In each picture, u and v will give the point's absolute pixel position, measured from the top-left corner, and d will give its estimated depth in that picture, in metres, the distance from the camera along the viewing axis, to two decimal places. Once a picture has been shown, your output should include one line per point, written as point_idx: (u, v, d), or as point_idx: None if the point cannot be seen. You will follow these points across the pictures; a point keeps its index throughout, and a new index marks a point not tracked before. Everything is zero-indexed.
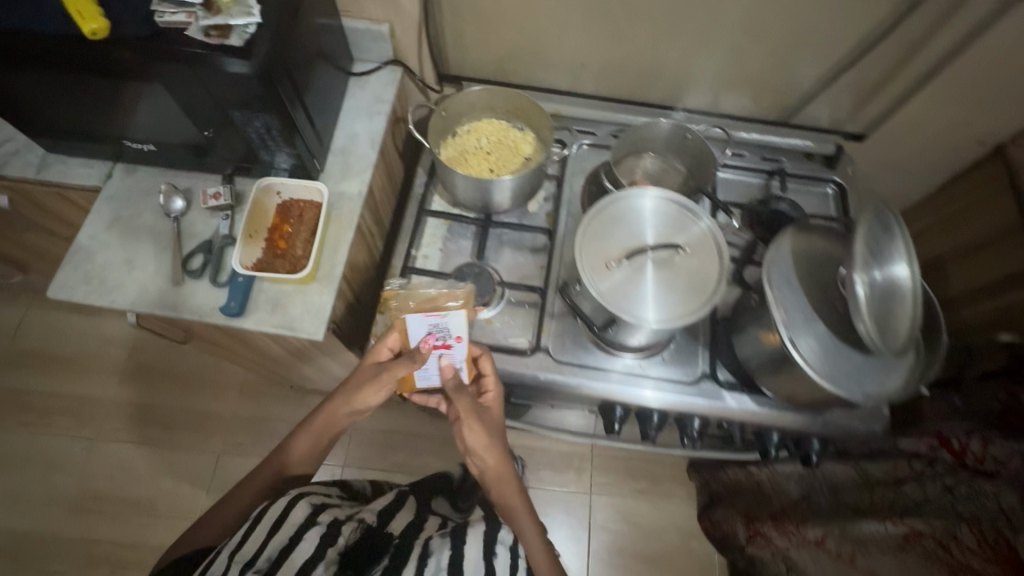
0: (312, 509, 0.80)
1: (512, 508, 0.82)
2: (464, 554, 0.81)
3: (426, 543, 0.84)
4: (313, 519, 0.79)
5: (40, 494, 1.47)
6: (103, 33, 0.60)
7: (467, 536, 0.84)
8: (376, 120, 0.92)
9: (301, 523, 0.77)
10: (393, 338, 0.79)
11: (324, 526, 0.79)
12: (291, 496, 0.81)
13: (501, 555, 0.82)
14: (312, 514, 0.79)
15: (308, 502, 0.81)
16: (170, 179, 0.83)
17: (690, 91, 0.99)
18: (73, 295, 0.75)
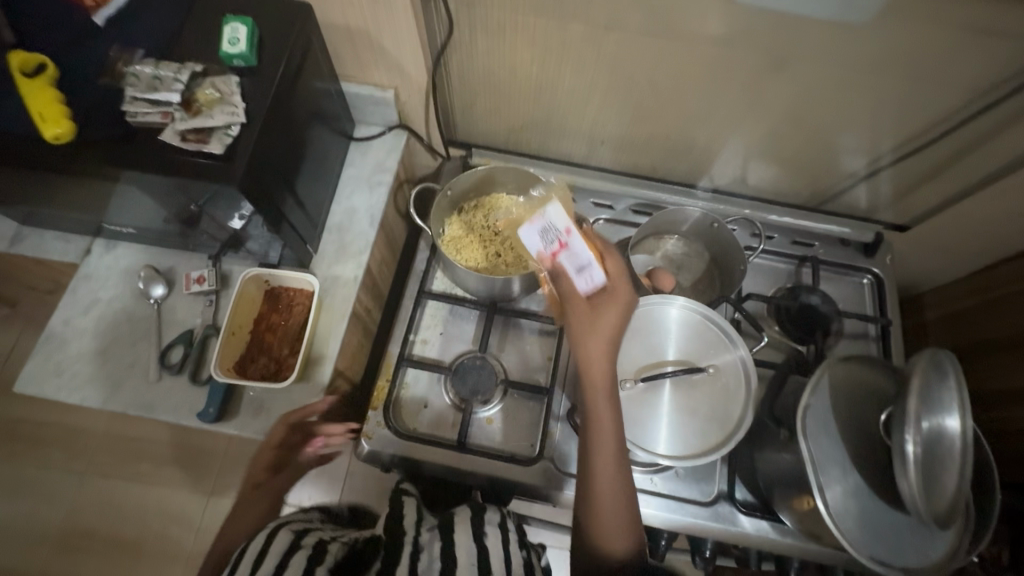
0: (294, 534, 0.60)
1: (602, 464, 0.60)
2: (454, 541, 0.63)
3: (413, 538, 0.64)
4: (295, 545, 0.57)
5: (25, 528, 1.38)
6: (69, 137, 0.53)
7: (453, 527, 0.65)
8: (377, 193, 0.85)
9: (281, 557, 0.55)
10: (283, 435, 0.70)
11: (307, 551, 0.57)
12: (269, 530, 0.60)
13: (493, 535, 0.66)
14: (295, 541, 0.58)
15: (288, 530, 0.60)
16: (152, 258, 0.77)
17: (718, 168, 0.91)
18: (41, 390, 0.69)
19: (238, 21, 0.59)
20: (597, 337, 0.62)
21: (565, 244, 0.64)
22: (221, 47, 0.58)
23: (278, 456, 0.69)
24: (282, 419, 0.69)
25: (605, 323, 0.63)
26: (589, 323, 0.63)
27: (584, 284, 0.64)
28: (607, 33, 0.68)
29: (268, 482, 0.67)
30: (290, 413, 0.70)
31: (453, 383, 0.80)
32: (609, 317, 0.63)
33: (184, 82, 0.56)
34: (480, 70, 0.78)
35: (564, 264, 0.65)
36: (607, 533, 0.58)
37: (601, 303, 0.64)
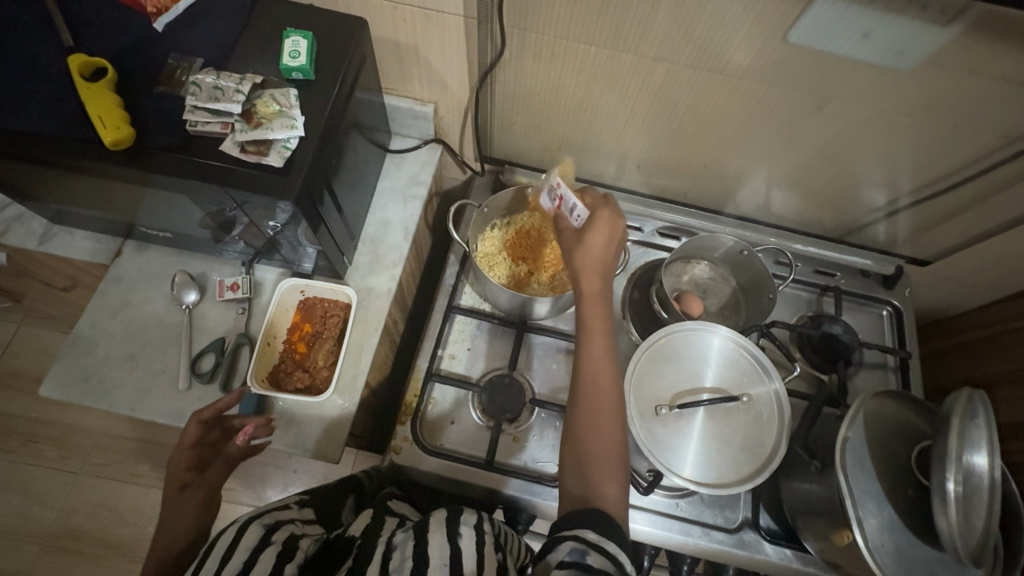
0: (266, 529, 0.57)
1: (596, 392, 0.59)
2: (429, 543, 0.56)
3: (389, 540, 0.59)
4: (266, 540, 0.56)
5: (10, 527, 1.27)
6: (126, 144, 0.53)
7: (428, 526, 0.59)
8: (411, 206, 0.85)
9: (249, 555, 0.53)
10: (189, 443, 0.61)
11: (279, 547, 0.56)
12: (240, 519, 0.57)
13: (468, 535, 0.58)
14: (267, 536, 0.56)
15: (260, 524, 0.57)
16: (186, 263, 0.77)
17: (743, 196, 0.93)
18: (67, 394, 0.68)
19: (299, 35, 0.60)
20: (586, 260, 0.63)
21: (561, 196, 0.67)
22: (282, 59, 0.59)
23: (198, 456, 0.62)
24: (196, 415, 0.62)
25: (593, 246, 0.63)
26: (578, 246, 0.64)
27: (574, 222, 0.67)
28: (654, 63, 0.69)
29: (196, 479, 0.60)
30: (203, 410, 0.63)
31: (481, 400, 0.79)
32: (597, 239, 0.63)
33: (245, 93, 0.56)
34: (521, 92, 0.79)
35: (564, 212, 0.68)
36: (600, 473, 0.56)
37: (587, 228, 0.64)
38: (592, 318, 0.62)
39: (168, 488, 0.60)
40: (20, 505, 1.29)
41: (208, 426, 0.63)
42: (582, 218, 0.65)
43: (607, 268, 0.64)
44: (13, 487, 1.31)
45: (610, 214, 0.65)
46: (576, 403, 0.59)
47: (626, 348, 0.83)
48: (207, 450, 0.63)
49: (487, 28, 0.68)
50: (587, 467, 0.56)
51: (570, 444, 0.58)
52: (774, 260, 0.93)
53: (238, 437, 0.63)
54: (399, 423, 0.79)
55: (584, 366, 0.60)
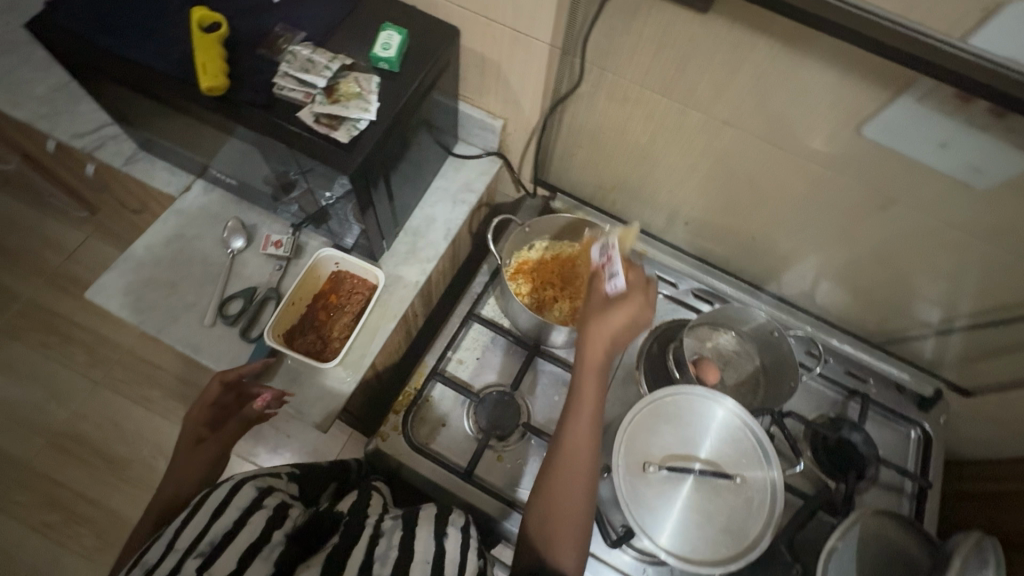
0: (259, 492, 0.59)
1: (575, 464, 0.59)
2: (415, 536, 0.57)
3: (376, 524, 0.59)
4: (258, 503, 0.57)
5: (26, 415, 1.36)
6: (219, 92, 0.58)
7: (418, 519, 0.59)
8: (459, 210, 0.88)
9: (240, 514, 0.55)
10: (204, 400, 0.68)
11: (270, 512, 0.57)
12: (233, 479, 0.59)
13: (454, 537, 0.58)
14: (257, 499, 0.58)
15: (254, 486, 0.60)
16: (241, 212, 0.82)
17: (787, 278, 0.91)
18: (107, 303, 0.74)
19: (394, 31, 0.65)
20: (598, 335, 0.62)
21: (610, 258, 0.65)
22: (373, 49, 0.63)
23: (213, 415, 0.68)
24: (218, 376, 0.68)
25: (610, 323, 0.62)
26: (596, 319, 0.63)
27: (608, 288, 0.64)
28: (724, 128, 0.70)
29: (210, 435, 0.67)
30: (226, 372, 0.69)
31: (477, 410, 0.80)
32: (617, 318, 0.62)
33: (332, 71, 0.61)
34: (587, 125, 0.81)
35: (604, 273, 0.66)
36: (563, 539, 0.57)
37: (613, 304, 0.62)
38: (585, 388, 0.62)
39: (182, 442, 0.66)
40: (41, 397, 1.38)
41: (227, 387, 0.68)
42: (617, 290, 0.63)
43: (619, 347, 0.63)
44: (39, 379, 1.40)
45: (643, 301, 0.62)
46: (551, 466, 0.60)
47: (631, 400, 0.82)
48: (222, 412, 0.69)
49: (570, 61, 0.71)
50: (552, 533, 0.57)
51: (539, 502, 0.59)
52: (805, 349, 0.89)
53: (255, 402, 0.69)
54: (393, 412, 0.80)
55: (567, 436, 0.60)
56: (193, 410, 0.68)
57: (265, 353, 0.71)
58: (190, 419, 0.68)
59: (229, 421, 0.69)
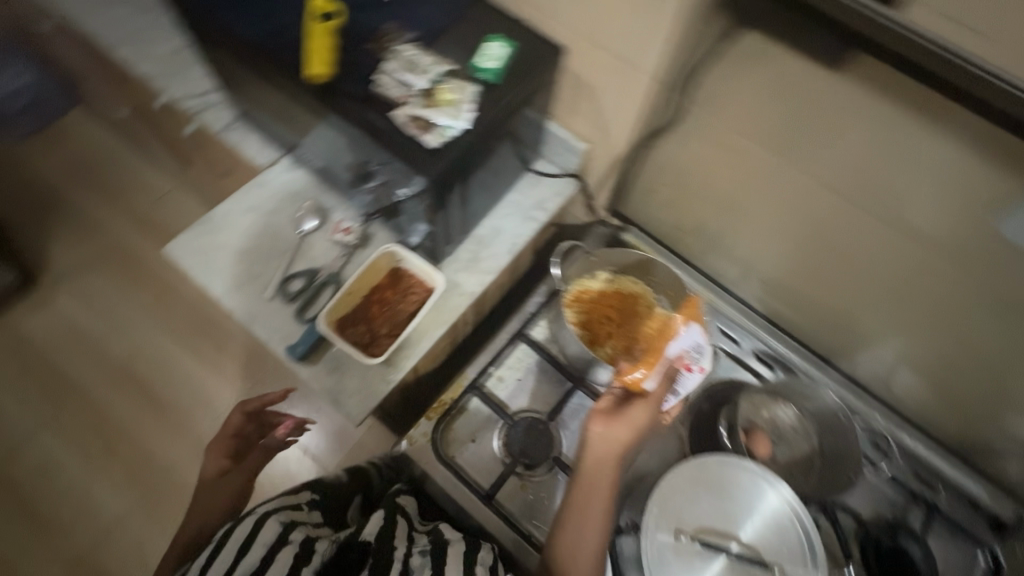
0: (285, 527, 0.60)
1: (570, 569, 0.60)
2: None
3: (404, 563, 0.60)
4: (284, 540, 0.58)
5: (95, 344, 1.50)
6: (321, 80, 0.59)
7: (444, 559, 0.62)
8: (527, 228, 0.86)
9: (266, 553, 0.56)
10: (230, 427, 0.84)
11: (295, 548, 0.58)
12: (259, 513, 0.61)
13: None
14: (283, 534, 0.59)
15: (279, 520, 0.61)
16: (319, 194, 0.84)
17: (864, 356, 0.84)
18: (182, 260, 0.77)
19: (501, 42, 0.63)
20: (601, 442, 0.64)
21: (690, 368, 0.73)
22: (475, 58, 0.62)
23: (236, 443, 0.83)
24: (239, 408, 0.86)
25: (620, 428, 0.64)
26: (616, 419, 0.65)
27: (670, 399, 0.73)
28: (825, 189, 0.66)
29: (234, 465, 0.80)
30: (247, 403, 0.87)
31: (509, 434, 0.78)
32: (622, 426, 0.64)
33: (433, 75, 0.60)
34: (677, 163, 0.78)
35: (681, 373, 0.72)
36: None
37: (628, 410, 0.65)
38: (586, 494, 0.61)
39: (210, 468, 0.80)
40: (109, 329, 1.51)
41: (247, 416, 0.86)
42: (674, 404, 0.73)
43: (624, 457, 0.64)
44: (110, 313, 1.53)
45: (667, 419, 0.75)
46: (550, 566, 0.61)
47: (670, 456, 0.77)
48: (242, 441, 0.84)
49: (672, 97, 0.68)
50: None
51: None
52: (871, 440, 0.80)
53: (280, 429, 0.91)
54: (425, 417, 0.79)
55: (566, 540, 0.60)
56: (217, 439, 0.83)
57: (315, 336, 0.73)
58: (214, 449, 0.82)
59: (251, 451, 0.84)
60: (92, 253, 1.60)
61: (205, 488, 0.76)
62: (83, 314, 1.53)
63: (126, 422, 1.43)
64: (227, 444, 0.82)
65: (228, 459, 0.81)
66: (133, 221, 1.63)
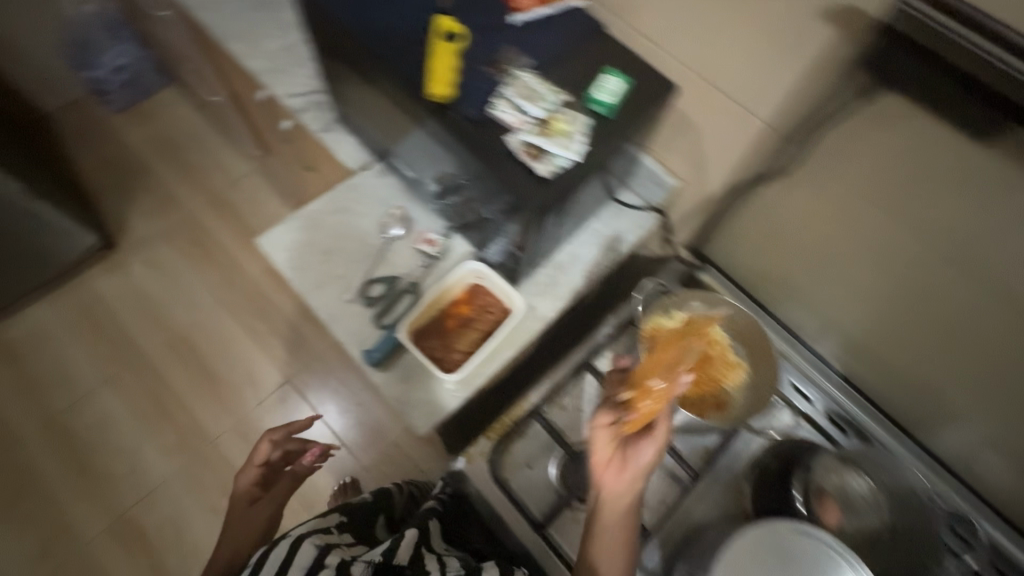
0: (319, 550, 0.60)
1: None
2: None
3: None
4: (320, 563, 0.57)
5: (165, 314, 1.64)
6: (442, 100, 0.60)
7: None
8: (605, 258, 0.85)
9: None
10: (258, 454, 0.81)
11: (332, 571, 0.57)
12: (294, 534, 0.60)
13: None
14: (319, 559, 0.58)
15: (314, 544, 0.60)
16: (406, 202, 0.85)
17: (952, 436, 0.78)
18: (273, 254, 0.80)
19: (617, 77, 0.63)
20: (615, 496, 0.62)
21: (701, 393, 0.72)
22: (591, 90, 0.62)
23: (264, 472, 0.81)
24: (266, 437, 0.81)
25: (629, 472, 0.62)
26: (627, 459, 0.63)
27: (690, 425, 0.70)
28: (939, 262, 0.62)
29: (263, 495, 0.80)
30: (273, 432, 0.82)
31: (568, 466, 0.77)
32: (629, 475, 0.62)
33: (549, 103, 0.60)
34: (771, 211, 0.76)
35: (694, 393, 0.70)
36: None
37: (632, 448, 0.63)
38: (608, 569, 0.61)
39: (239, 496, 0.79)
40: (178, 305, 1.64)
41: (275, 445, 0.82)
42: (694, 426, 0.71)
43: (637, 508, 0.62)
44: (182, 288, 1.67)
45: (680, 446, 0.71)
46: None
47: (728, 509, 0.77)
48: (270, 470, 0.82)
49: (778, 146, 0.67)
50: None
51: None
52: (954, 523, 0.74)
53: (308, 454, 0.84)
54: (484, 436, 0.78)
55: None
56: (246, 468, 0.81)
57: (391, 343, 0.74)
58: (245, 478, 0.80)
59: (279, 480, 0.83)
60: (179, 229, 1.73)
61: (234, 517, 0.76)
62: (157, 285, 1.66)
63: (190, 392, 1.55)
64: (256, 470, 0.80)
65: (254, 490, 0.80)
66: (217, 203, 1.77)
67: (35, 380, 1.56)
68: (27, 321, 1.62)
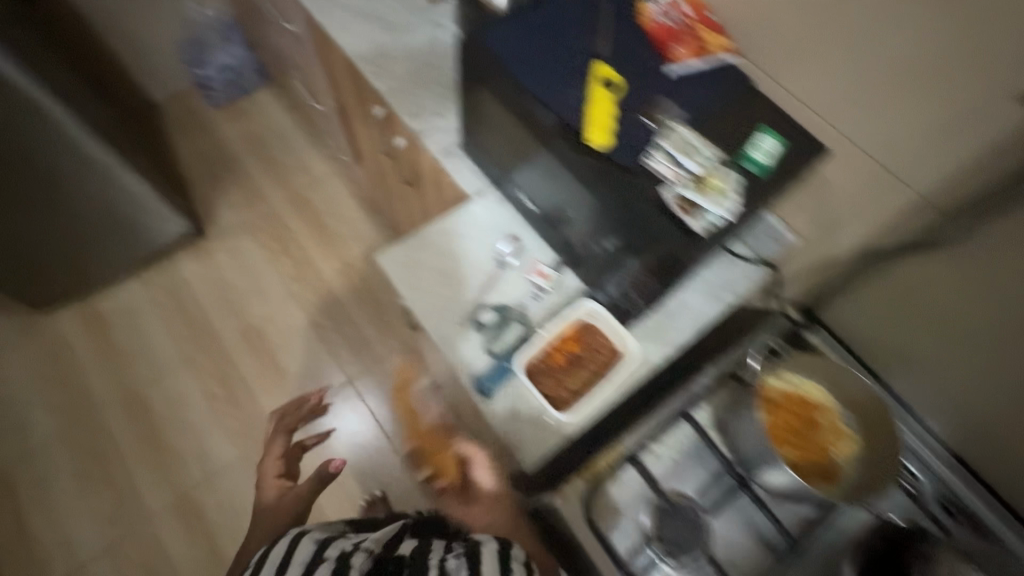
0: (318, 546, 0.72)
1: None
2: None
3: (439, 563, 0.67)
4: (320, 556, 0.69)
5: (241, 304, 1.71)
6: (597, 146, 0.62)
7: (480, 552, 0.68)
8: (715, 310, 0.84)
9: (303, 566, 0.68)
10: (269, 463, 1.26)
11: (330, 562, 0.68)
12: (295, 535, 0.76)
13: None
14: (316, 553, 0.70)
15: (312, 541, 0.74)
16: (519, 232, 0.87)
17: None
18: (390, 271, 0.83)
19: (772, 137, 0.62)
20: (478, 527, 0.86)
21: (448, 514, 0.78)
22: (746, 148, 0.62)
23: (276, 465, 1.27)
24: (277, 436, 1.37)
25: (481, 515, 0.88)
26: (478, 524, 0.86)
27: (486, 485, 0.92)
28: None
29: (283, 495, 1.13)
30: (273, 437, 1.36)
31: (662, 518, 0.75)
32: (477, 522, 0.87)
33: (705, 159, 0.60)
34: (906, 283, 0.73)
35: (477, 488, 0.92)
36: None
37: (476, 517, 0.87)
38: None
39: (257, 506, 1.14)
40: (254, 296, 1.72)
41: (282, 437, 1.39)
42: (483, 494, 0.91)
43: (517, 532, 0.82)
44: (258, 280, 1.74)
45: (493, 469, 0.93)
46: None
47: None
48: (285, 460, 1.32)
49: (931, 219, 0.67)
50: None
51: None
52: None
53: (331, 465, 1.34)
54: (579, 476, 0.77)
55: None
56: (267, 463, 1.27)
57: (503, 376, 0.75)
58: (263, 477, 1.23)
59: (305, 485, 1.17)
60: (263, 224, 1.82)
61: (272, 508, 1.10)
62: (237, 275, 1.75)
63: (256, 381, 1.62)
64: (271, 485, 1.18)
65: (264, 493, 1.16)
66: (300, 203, 1.85)
67: (119, 353, 1.65)
68: (117, 296, 1.72)
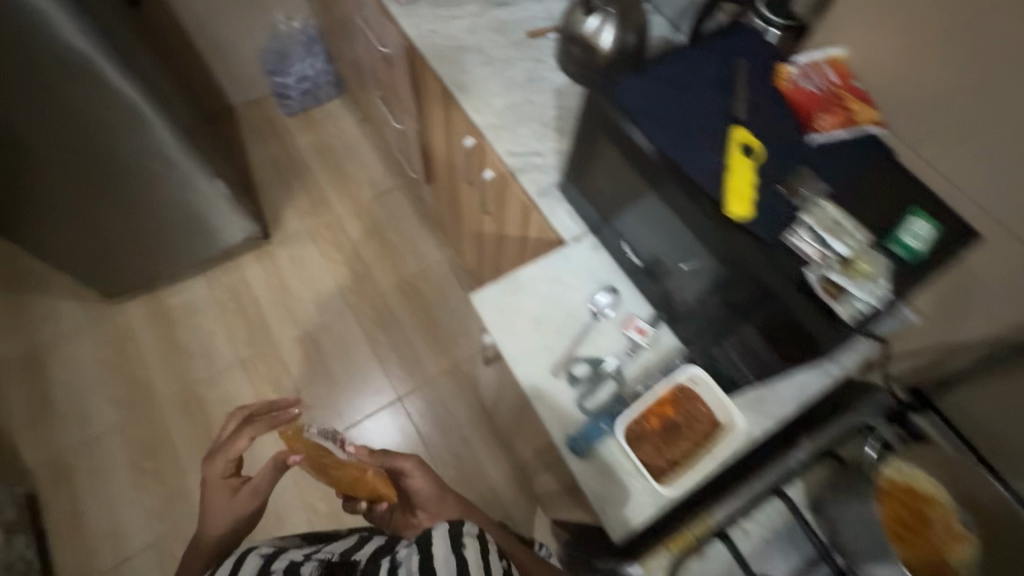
0: (262, 560, 0.67)
1: None
2: (432, 553, 0.61)
3: (395, 557, 0.64)
4: (262, 568, 0.64)
5: (299, 309, 1.74)
6: (738, 217, 0.62)
7: (431, 541, 0.63)
8: (820, 383, 0.80)
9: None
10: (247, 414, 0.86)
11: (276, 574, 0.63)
12: (240, 553, 0.68)
13: (471, 548, 0.62)
14: (260, 567, 0.64)
15: (258, 555, 0.67)
16: (615, 282, 0.84)
17: None
18: (483, 311, 0.81)
19: (925, 220, 0.61)
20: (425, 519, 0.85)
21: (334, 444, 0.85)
22: (899, 232, 0.61)
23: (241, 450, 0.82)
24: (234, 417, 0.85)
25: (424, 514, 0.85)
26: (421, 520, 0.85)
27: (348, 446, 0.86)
28: None
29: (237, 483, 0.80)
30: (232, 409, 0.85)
31: None
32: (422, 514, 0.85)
33: (854, 242, 0.61)
34: None
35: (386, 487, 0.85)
36: None
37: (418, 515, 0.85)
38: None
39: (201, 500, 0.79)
40: (313, 302, 1.75)
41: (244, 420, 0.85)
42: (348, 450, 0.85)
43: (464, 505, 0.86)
44: (318, 287, 1.77)
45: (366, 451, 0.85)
46: None
47: None
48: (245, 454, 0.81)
49: None
50: None
51: None
52: None
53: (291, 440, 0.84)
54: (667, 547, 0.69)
55: None
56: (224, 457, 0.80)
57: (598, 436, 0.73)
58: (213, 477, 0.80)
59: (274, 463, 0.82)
60: (326, 232, 1.85)
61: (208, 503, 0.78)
62: (298, 280, 1.77)
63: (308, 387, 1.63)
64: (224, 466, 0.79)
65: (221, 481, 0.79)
66: (364, 215, 1.87)
67: (180, 348, 1.69)
68: (183, 292, 1.76)
